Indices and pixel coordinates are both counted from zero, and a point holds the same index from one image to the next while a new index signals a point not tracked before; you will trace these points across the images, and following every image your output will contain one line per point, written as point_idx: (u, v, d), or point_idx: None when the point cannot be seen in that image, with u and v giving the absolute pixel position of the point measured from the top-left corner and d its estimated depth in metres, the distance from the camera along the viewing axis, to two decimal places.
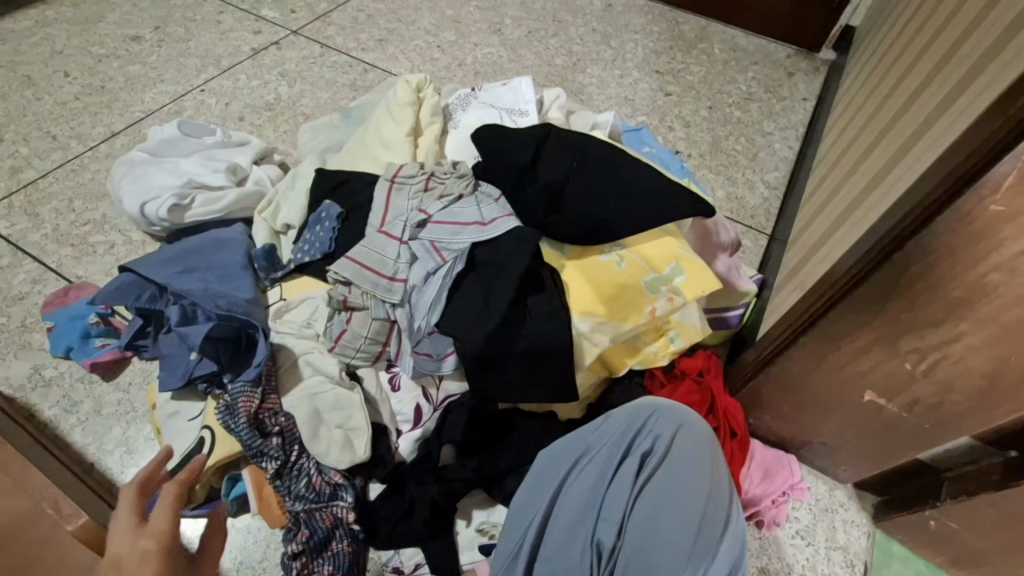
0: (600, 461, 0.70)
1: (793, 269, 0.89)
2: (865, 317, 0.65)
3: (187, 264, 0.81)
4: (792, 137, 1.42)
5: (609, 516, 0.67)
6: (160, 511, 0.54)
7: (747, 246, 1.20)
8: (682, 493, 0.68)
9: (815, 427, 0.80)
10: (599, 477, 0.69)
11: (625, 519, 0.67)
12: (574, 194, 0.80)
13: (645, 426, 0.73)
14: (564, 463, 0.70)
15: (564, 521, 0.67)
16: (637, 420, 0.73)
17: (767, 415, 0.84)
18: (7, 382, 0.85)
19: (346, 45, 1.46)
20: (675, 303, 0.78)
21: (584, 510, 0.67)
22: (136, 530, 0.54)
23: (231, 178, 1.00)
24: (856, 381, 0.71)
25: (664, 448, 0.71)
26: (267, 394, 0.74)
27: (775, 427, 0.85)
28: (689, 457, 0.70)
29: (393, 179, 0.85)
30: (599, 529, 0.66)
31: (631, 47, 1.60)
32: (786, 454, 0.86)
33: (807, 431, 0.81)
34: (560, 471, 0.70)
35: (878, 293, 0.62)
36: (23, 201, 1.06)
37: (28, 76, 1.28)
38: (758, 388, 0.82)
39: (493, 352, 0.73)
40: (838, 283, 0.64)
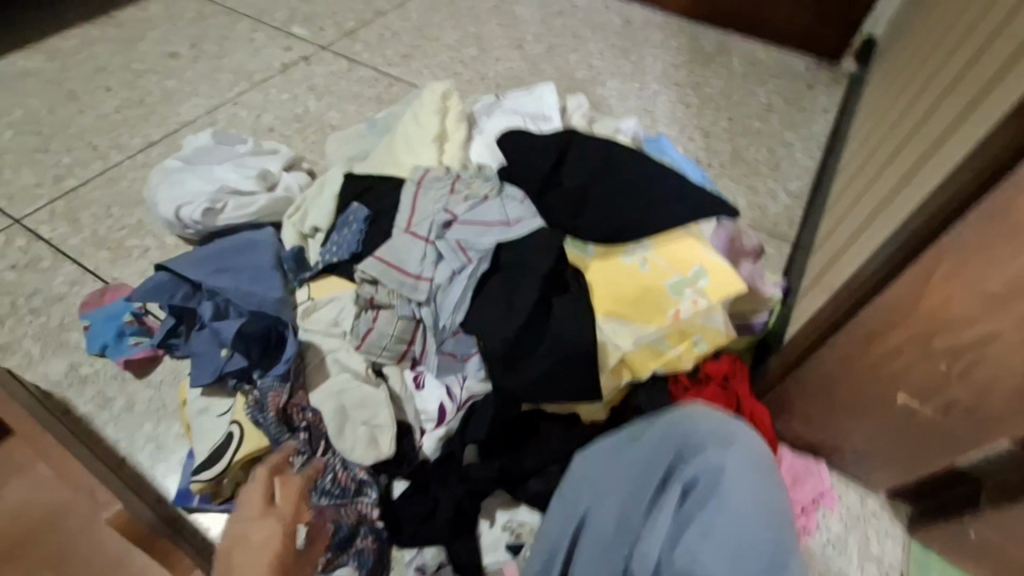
0: (637, 483, 0.68)
1: (818, 274, 0.88)
2: (896, 317, 0.64)
3: (220, 265, 0.84)
4: (814, 146, 1.42)
5: (646, 551, 0.64)
6: (286, 496, 0.68)
7: (770, 254, 1.19)
8: (732, 532, 0.62)
9: (845, 432, 0.78)
10: (634, 499, 0.67)
11: (664, 554, 0.63)
12: (599, 198, 0.82)
13: (689, 450, 0.68)
14: (599, 479, 0.70)
15: (594, 544, 0.66)
16: (681, 440, 0.69)
17: (795, 419, 0.83)
18: (45, 378, 0.88)
19: (372, 61, 1.51)
20: (700, 306, 0.78)
21: (617, 541, 0.66)
22: (263, 509, 0.68)
23: (261, 184, 1.03)
24: (889, 383, 0.69)
25: (710, 479, 0.66)
26: (294, 391, 0.75)
27: (802, 431, 0.83)
28: (738, 489, 0.64)
29: (419, 182, 0.86)
30: (635, 563, 0.64)
31: (650, 61, 1.62)
32: (814, 459, 0.84)
33: (836, 436, 0.80)
34: (593, 487, 0.69)
35: (909, 291, 0.61)
36: (64, 207, 1.11)
37: (72, 91, 1.34)
38: (784, 391, 0.81)
39: (517, 350, 0.74)
40: (869, 280, 0.63)
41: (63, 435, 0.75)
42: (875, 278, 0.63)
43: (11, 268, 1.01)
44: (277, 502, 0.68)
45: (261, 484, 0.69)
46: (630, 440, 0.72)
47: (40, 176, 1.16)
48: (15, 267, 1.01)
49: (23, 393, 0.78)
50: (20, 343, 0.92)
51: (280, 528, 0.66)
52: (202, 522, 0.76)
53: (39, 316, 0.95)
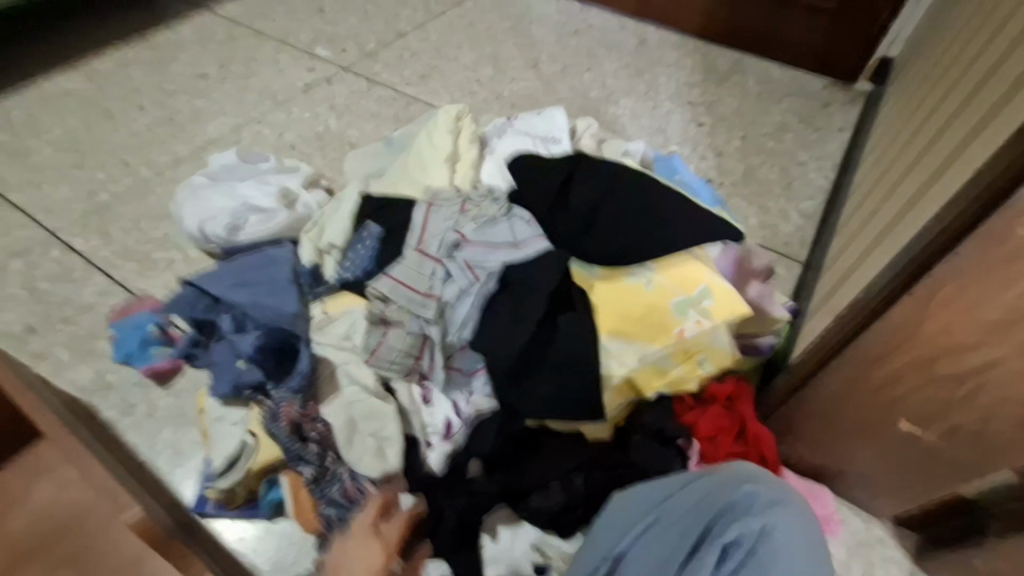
0: (675, 536, 0.69)
1: (825, 296, 0.89)
2: (896, 342, 0.64)
3: (239, 278, 0.88)
4: (828, 166, 1.41)
5: None
6: (393, 527, 0.71)
7: (780, 274, 1.19)
8: None
9: (848, 456, 0.78)
10: (672, 550, 0.68)
11: None
12: (607, 219, 0.84)
13: (729, 510, 0.70)
14: (636, 521, 0.71)
15: None
16: (721, 500, 0.70)
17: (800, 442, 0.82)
18: (72, 384, 0.92)
19: (392, 81, 1.56)
20: (704, 327, 0.79)
21: None
22: (373, 534, 0.71)
23: (282, 202, 1.07)
24: (891, 408, 0.69)
25: (751, 541, 0.67)
26: (307, 402, 0.78)
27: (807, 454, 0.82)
28: (778, 553, 0.66)
29: (431, 203, 0.89)
30: None
31: (664, 81, 1.64)
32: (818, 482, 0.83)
33: (840, 460, 0.79)
34: (630, 526, 0.70)
35: (908, 315, 0.61)
36: (97, 221, 1.16)
37: (108, 110, 1.41)
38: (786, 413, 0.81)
39: (521, 367, 0.77)
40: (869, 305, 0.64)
41: (88, 439, 0.79)
42: (874, 304, 0.63)
43: (46, 278, 1.06)
44: (385, 530, 0.71)
45: (374, 507, 0.72)
46: (671, 484, 0.73)
47: (75, 191, 1.22)
48: (49, 278, 1.06)
49: (51, 398, 0.81)
50: (51, 351, 0.96)
51: (382, 560, 0.69)
52: (216, 527, 0.79)
53: (70, 324, 1.00)
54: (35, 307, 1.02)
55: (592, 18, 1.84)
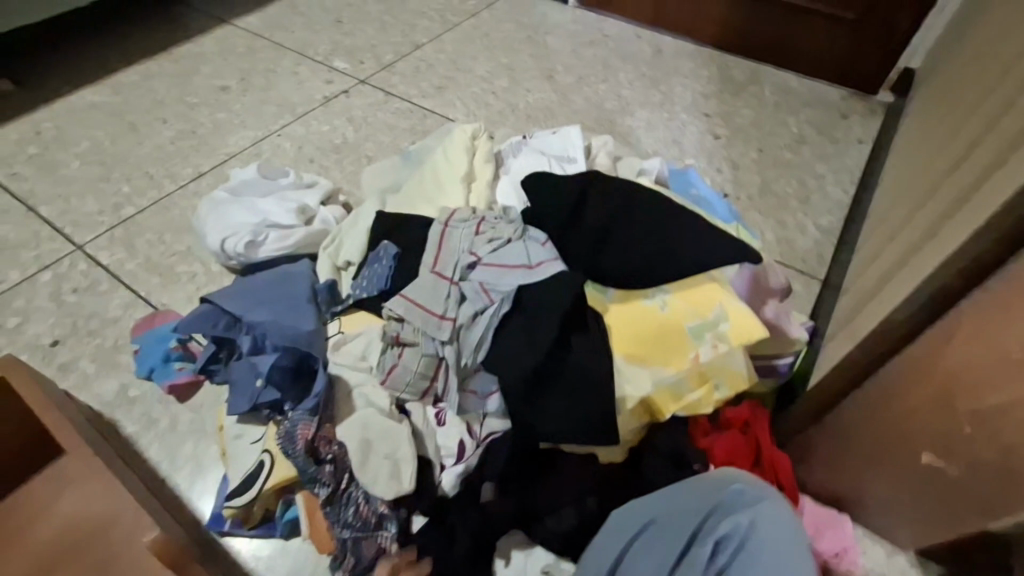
0: (670, 537, 0.71)
1: (845, 318, 0.87)
2: (920, 370, 0.63)
3: (258, 297, 0.89)
4: (847, 179, 1.39)
5: None
6: None
7: (798, 291, 1.17)
8: None
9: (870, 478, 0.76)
10: (667, 550, 0.71)
11: None
12: (622, 239, 0.83)
13: (720, 509, 0.72)
14: (632, 530, 0.72)
15: None
16: (710, 501, 0.72)
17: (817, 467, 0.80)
18: (97, 398, 0.94)
19: (408, 93, 1.58)
20: (719, 352, 0.79)
21: None
22: None
23: (300, 218, 1.08)
24: (912, 438, 0.68)
25: (741, 537, 0.70)
26: (323, 423, 0.78)
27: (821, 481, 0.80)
28: (771, 550, 0.68)
29: (446, 223, 0.89)
30: None
31: (680, 91, 1.63)
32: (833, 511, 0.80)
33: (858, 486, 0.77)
34: (628, 536, 0.72)
35: (934, 341, 0.61)
36: (121, 234, 1.19)
37: (133, 123, 1.44)
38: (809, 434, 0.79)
39: (534, 390, 0.77)
40: (890, 333, 0.64)
41: (111, 455, 0.80)
42: (896, 332, 0.63)
43: (72, 291, 1.09)
44: None
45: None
46: (664, 490, 0.74)
47: (100, 204, 1.24)
48: (75, 291, 1.09)
49: (77, 413, 0.83)
50: (77, 364, 0.99)
51: None
52: (235, 547, 0.80)
53: (95, 337, 1.02)
54: (62, 319, 1.04)
55: (608, 27, 1.83)
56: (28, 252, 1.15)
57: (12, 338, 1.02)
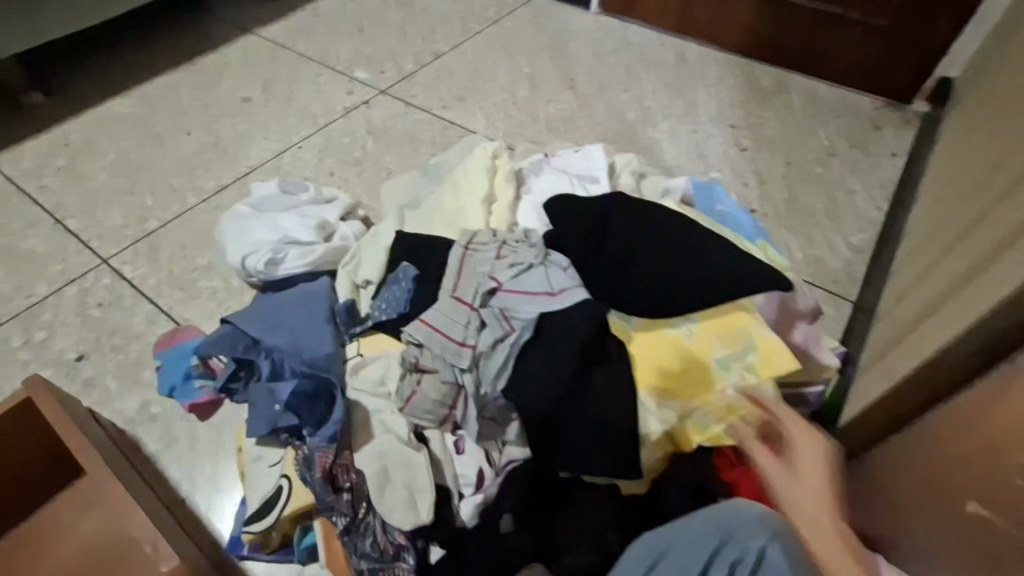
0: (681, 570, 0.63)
1: (880, 350, 0.84)
2: (962, 425, 0.61)
3: (279, 319, 0.89)
4: (880, 195, 1.34)
5: None
6: None
7: (828, 314, 1.13)
8: None
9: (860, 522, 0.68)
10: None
11: None
12: (648, 265, 0.81)
13: (731, 538, 0.63)
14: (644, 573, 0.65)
15: None
16: (717, 530, 0.64)
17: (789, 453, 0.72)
18: (120, 415, 0.95)
19: (428, 103, 1.57)
20: (748, 384, 0.77)
21: None
22: None
23: (320, 234, 1.08)
24: (957, 485, 0.64)
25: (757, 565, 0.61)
26: (341, 451, 0.77)
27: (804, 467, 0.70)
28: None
29: (467, 245, 0.88)
30: None
31: (705, 101, 1.59)
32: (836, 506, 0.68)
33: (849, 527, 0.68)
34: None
35: (990, 397, 0.58)
36: (145, 248, 1.20)
37: (158, 134, 1.45)
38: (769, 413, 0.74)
39: (555, 421, 0.75)
40: (941, 375, 0.61)
41: (132, 475, 0.80)
42: (946, 375, 0.60)
43: (98, 306, 1.10)
44: None
45: None
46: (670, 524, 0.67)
47: (126, 217, 1.26)
48: (100, 305, 1.10)
49: (101, 433, 0.84)
50: (101, 380, 1.00)
51: None
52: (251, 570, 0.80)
53: (118, 352, 1.03)
54: (87, 334, 1.06)
55: (631, 34, 1.80)
56: (56, 265, 1.17)
57: (39, 353, 1.04)
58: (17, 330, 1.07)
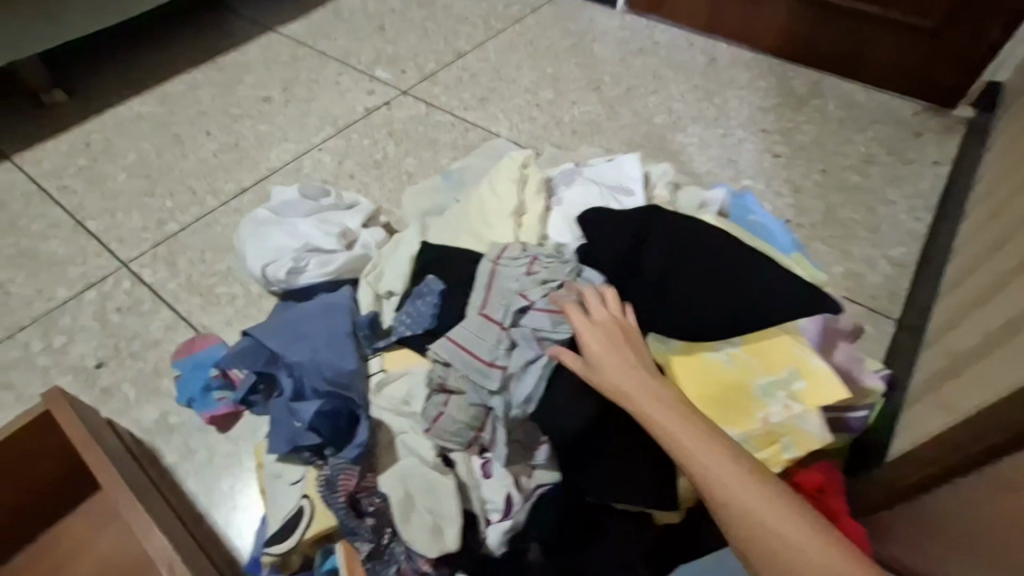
0: None
1: (933, 379, 0.80)
2: None
3: (300, 332, 0.86)
4: (921, 206, 1.29)
5: None
6: None
7: (867, 332, 1.09)
8: None
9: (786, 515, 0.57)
10: None
11: None
12: (685, 285, 0.77)
13: None
14: None
15: None
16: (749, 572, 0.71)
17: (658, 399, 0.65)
18: (139, 425, 0.94)
19: (450, 105, 1.53)
20: (792, 413, 0.74)
21: None
22: None
23: (341, 242, 1.05)
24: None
25: None
26: (364, 472, 0.76)
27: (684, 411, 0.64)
28: None
29: (496, 260, 0.85)
30: None
31: (736, 104, 1.54)
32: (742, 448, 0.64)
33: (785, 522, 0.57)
34: None
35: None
36: (165, 252, 1.18)
37: (177, 135, 1.44)
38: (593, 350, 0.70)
39: (587, 449, 0.72)
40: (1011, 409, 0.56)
41: (149, 487, 0.77)
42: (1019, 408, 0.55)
43: (117, 311, 1.09)
44: None
45: None
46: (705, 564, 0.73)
47: (145, 219, 1.24)
48: (119, 310, 1.08)
49: (119, 444, 0.82)
50: (119, 388, 0.98)
51: None
52: None
53: (137, 360, 1.02)
54: (106, 340, 1.04)
55: (658, 34, 1.75)
56: (75, 269, 1.16)
57: (58, 358, 1.03)
58: (37, 335, 1.06)
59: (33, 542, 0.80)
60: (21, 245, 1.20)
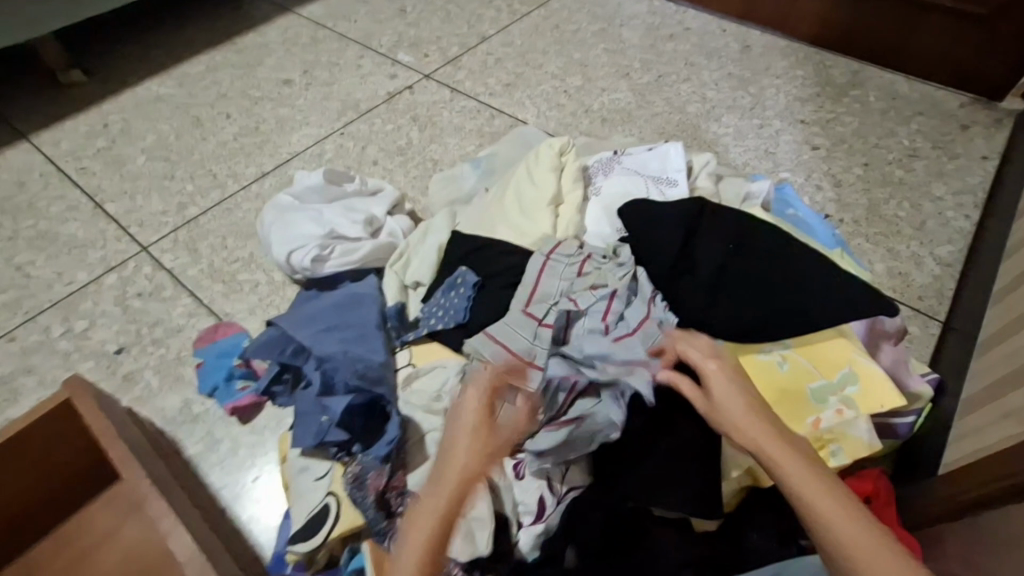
0: None
1: (994, 387, 0.75)
2: None
3: (329, 323, 0.83)
4: (969, 202, 1.23)
5: None
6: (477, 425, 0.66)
7: (913, 334, 1.04)
8: None
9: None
10: None
11: None
12: (738, 291, 0.74)
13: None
14: None
15: None
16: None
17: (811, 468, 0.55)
18: (160, 415, 0.91)
19: (475, 90, 1.49)
20: (844, 418, 0.70)
21: None
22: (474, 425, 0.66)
23: (367, 230, 1.02)
24: None
25: None
26: (394, 471, 0.73)
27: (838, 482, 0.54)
28: None
29: (549, 254, 0.81)
30: None
31: (772, 94, 1.48)
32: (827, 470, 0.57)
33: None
34: None
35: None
36: (185, 237, 1.15)
37: (197, 117, 1.41)
38: (721, 387, 0.62)
39: (624, 454, 0.72)
40: None
41: (172, 482, 0.75)
42: None
43: (137, 296, 1.06)
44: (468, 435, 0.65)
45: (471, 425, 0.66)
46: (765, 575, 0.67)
47: (165, 203, 1.22)
48: (140, 296, 1.06)
49: (140, 435, 0.79)
50: (140, 376, 0.96)
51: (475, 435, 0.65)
52: None
53: (159, 347, 0.99)
54: (126, 326, 1.02)
55: (689, 19, 1.69)
56: (96, 252, 1.13)
57: (79, 344, 1.01)
58: (58, 319, 1.04)
59: (52, 533, 0.78)
60: (41, 227, 1.18)
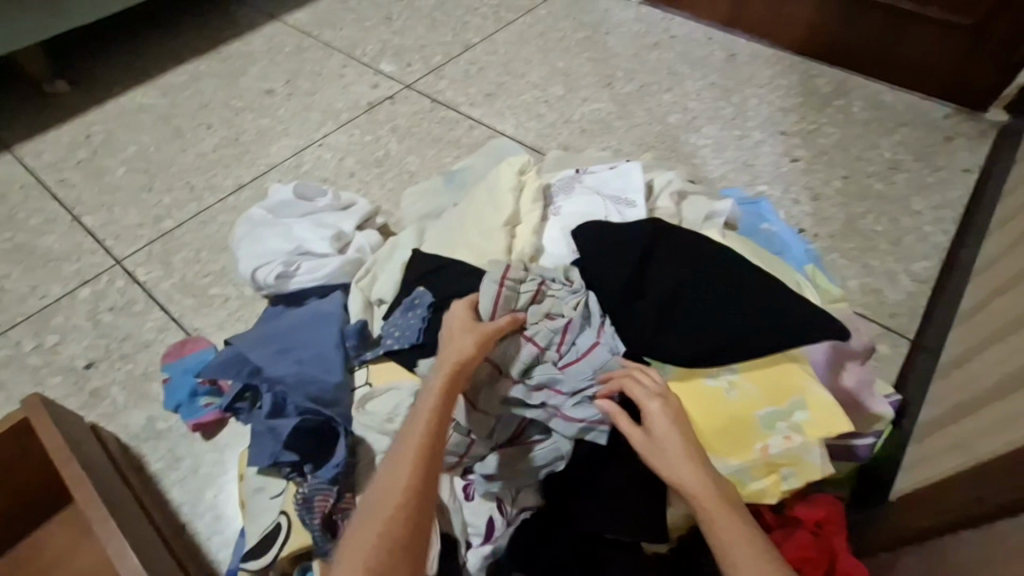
0: None
1: (949, 413, 0.74)
2: None
3: (287, 344, 0.85)
4: (948, 217, 1.21)
5: None
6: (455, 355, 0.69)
7: (882, 352, 1.03)
8: None
9: None
10: None
11: None
12: (689, 316, 0.74)
13: None
14: None
15: None
16: None
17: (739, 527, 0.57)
18: (126, 430, 0.92)
19: (456, 100, 1.49)
20: (793, 444, 0.70)
21: None
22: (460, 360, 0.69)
23: (335, 246, 1.02)
24: None
25: None
26: (342, 493, 0.74)
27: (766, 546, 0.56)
28: None
29: (501, 280, 0.77)
30: None
31: (754, 104, 1.47)
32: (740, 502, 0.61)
33: None
34: None
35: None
36: (159, 250, 1.16)
37: (178, 128, 1.42)
38: (665, 436, 0.65)
39: (575, 479, 0.72)
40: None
41: (128, 499, 0.76)
42: None
43: (109, 310, 1.08)
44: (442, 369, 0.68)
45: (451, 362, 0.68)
46: None
47: (142, 215, 1.23)
48: (112, 310, 1.07)
49: (99, 452, 0.81)
50: (108, 390, 0.97)
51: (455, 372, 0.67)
52: None
53: (128, 362, 1.00)
54: (97, 341, 1.03)
55: (676, 27, 1.67)
56: (71, 266, 1.15)
57: (50, 358, 1.02)
58: (30, 333, 1.05)
59: (14, 548, 0.79)
60: (19, 240, 1.20)
